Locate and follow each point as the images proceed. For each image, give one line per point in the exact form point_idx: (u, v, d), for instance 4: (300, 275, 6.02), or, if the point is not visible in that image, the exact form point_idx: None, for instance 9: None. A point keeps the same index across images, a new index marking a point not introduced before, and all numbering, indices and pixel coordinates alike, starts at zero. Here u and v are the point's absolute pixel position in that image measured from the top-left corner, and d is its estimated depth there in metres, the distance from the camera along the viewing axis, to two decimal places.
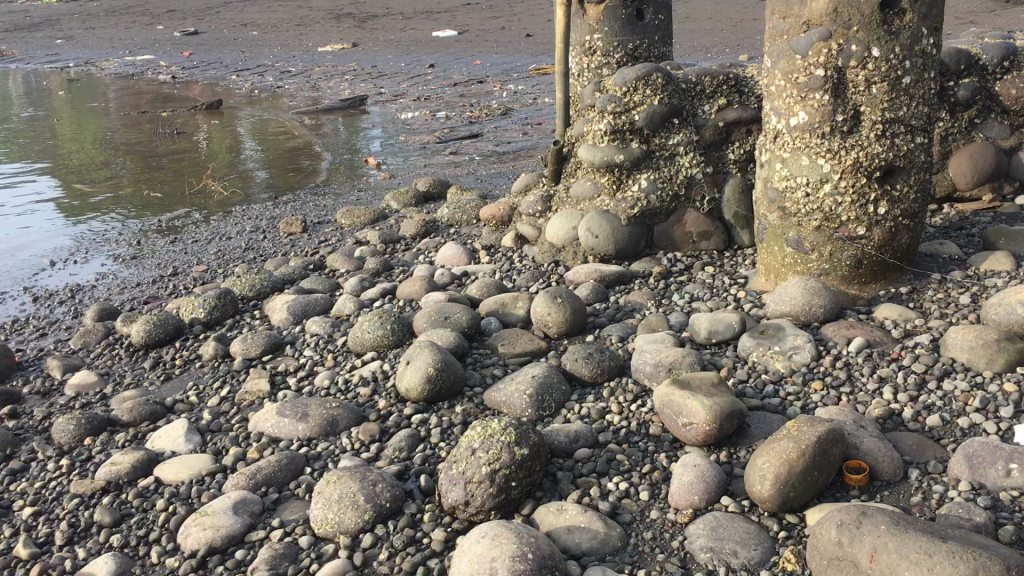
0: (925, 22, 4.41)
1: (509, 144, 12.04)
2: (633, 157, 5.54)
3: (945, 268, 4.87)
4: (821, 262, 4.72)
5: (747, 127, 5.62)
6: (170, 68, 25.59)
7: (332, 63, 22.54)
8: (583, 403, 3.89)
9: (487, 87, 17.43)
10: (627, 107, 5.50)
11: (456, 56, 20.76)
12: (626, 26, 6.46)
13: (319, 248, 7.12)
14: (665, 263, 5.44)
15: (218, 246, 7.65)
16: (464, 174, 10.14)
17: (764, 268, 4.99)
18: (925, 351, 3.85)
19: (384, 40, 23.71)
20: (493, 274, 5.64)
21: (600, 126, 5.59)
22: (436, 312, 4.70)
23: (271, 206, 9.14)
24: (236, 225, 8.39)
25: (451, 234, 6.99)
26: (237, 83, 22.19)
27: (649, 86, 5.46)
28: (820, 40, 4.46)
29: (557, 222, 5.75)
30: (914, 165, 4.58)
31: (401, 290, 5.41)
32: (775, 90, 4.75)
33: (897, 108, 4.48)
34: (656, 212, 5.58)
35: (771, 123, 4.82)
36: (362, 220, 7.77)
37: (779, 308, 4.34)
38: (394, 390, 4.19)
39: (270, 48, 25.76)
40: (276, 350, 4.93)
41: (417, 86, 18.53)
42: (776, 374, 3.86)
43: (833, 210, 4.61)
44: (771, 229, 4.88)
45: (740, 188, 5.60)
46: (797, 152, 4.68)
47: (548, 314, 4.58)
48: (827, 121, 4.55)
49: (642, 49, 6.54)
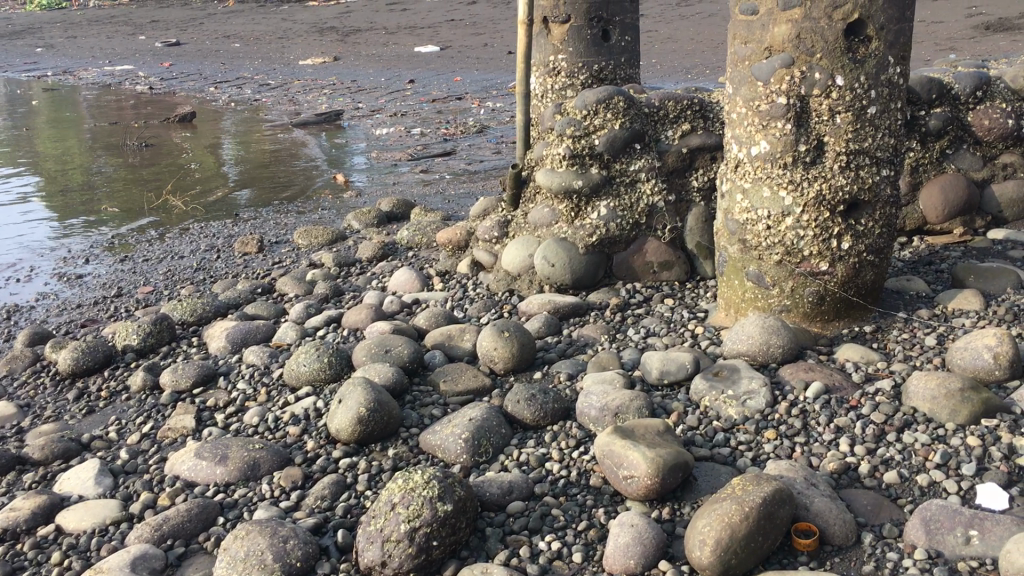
0: (892, 50, 4.23)
1: (481, 163, 11.81)
2: (593, 182, 5.30)
3: (912, 305, 4.67)
4: (782, 298, 4.50)
5: (711, 154, 5.45)
6: (148, 78, 25.30)
7: (312, 76, 22.31)
8: (522, 448, 3.64)
9: (465, 104, 17.23)
10: (587, 132, 5.26)
11: (437, 72, 20.57)
12: (591, 47, 6.25)
13: (272, 269, 6.86)
14: (624, 295, 5.20)
15: (169, 265, 7.37)
16: (432, 193, 9.91)
17: (723, 302, 4.76)
18: (886, 398, 3.63)
19: (365, 54, 23.51)
20: (444, 302, 5.41)
21: (558, 150, 5.35)
22: (377, 345, 4.44)
23: (231, 223, 8.88)
24: (191, 243, 8.12)
25: (410, 257, 6.74)
26: (215, 95, 21.92)
27: (609, 110, 5.23)
28: (782, 67, 4.27)
29: (513, 249, 5.51)
30: (879, 198, 4.38)
31: (346, 318, 5.15)
32: (736, 117, 4.54)
33: (863, 139, 4.28)
34: (615, 241, 5.34)
35: (732, 152, 4.61)
36: (320, 241, 7.52)
37: (736, 347, 4.11)
38: (324, 429, 3.93)
39: (251, 60, 25.52)
40: (209, 381, 4.67)
41: (395, 102, 18.31)
42: (727, 420, 3.62)
43: (795, 244, 4.39)
44: (731, 262, 4.66)
45: (703, 217, 5.40)
46: (758, 183, 4.46)
47: (493, 349, 4.33)
48: (789, 152, 4.34)
49: (607, 70, 6.33)
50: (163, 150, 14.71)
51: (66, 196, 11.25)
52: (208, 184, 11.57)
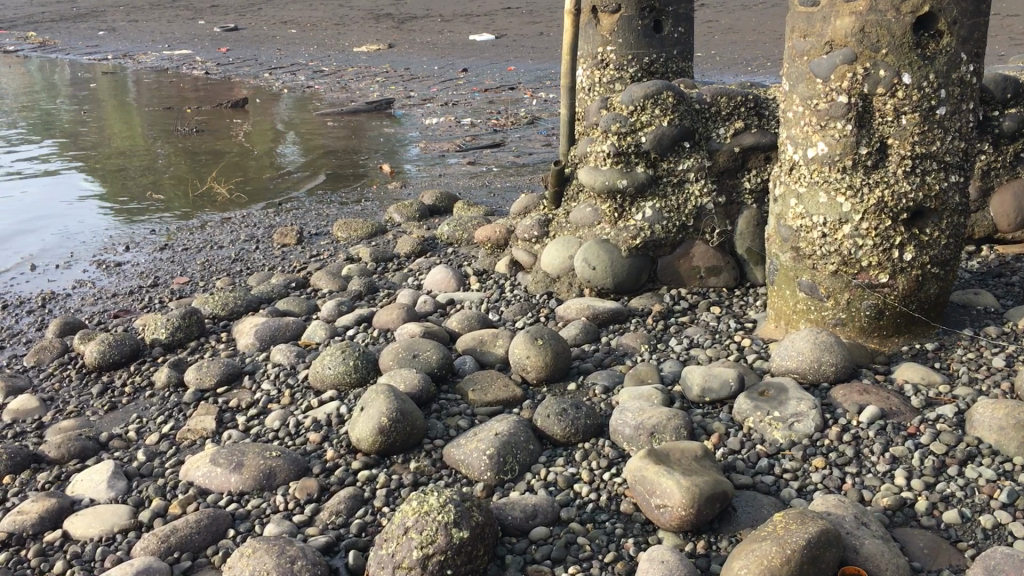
0: (965, 46, 3.91)
1: (530, 155, 11.60)
2: (638, 182, 5.06)
3: (978, 321, 4.35)
4: (836, 311, 4.21)
5: (766, 154, 5.16)
6: (205, 63, 25.48)
7: (366, 64, 22.25)
8: (550, 467, 3.43)
9: (518, 94, 17.00)
10: (634, 128, 5.02)
11: (491, 61, 20.36)
12: (642, 38, 5.98)
13: (308, 263, 6.74)
14: (667, 300, 4.96)
15: (208, 256, 7.29)
16: (478, 186, 9.72)
17: (773, 313, 4.49)
18: (948, 426, 3.34)
19: (420, 42, 23.38)
20: (480, 304, 5.21)
21: (603, 148, 5.12)
22: (405, 348, 4.26)
23: (273, 213, 8.78)
24: (232, 233, 8.04)
25: (449, 254, 6.56)
26: (269, 81, 21.98)
27: (658, 105, 4.98)
28: (843, 63, 3.97)
29: (553, 249, 5.29)
30: (946, 206, 4.08)
31: (378, 318, 4.99)
32: (792, 116, 4.25)
33: (929, 143, 3.98)
34: (660, 244, 5.10)
35: (787, 154, 4.32)
36: (359, 234, 7.38)
37: (785, 364, 3.84)
38: (346, 437, 3.76)
39: (306, 47, 25.56)
40: (233, 380, 4.54)
41: (447, 91, 18.15)
42: (773, 444, 3.36)
43: (852, 254, 4.10)
44: (783, 270, 4.38)
45: (755, 221, 5.13)
46: (814, 187, 4.18)
47: (527, 357, 4.13)
48: (848, 154, 4.05)
49: (658, 63, 6.06)
50: (214, 135, 14.73)
51: (114, 180, 11.28)
52: (256, 171, 11.52)
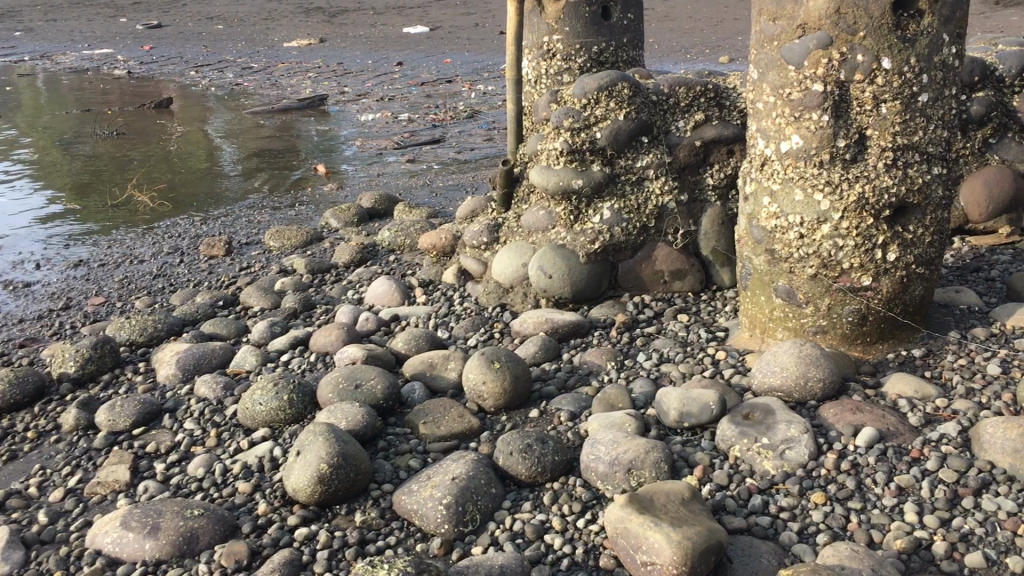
0: (947, 26, 3.59)
1: (471, 151, 11.16)
2: (594, 181, 4.68)
3: (965, 322, 4.05)
4: (816, 317, 3.87)
5: (728, 147, 4.80)
6: (128, 62, 24.50)
7: (297, 59, 21.55)
8: (515, 514, 3.03)
9: (456, 87, 16.53)
10: (587, 123, 4.64)
11: (427, 54, 19.84)
12: (590, 26, 5.59)
13: (238, 278, 6.24)
14: (630, 309, 4.59)
15: (128, 273, 6.75)
16: (419, 186, 9.26)
17: (747, 321, 4.13)
18: (955, 448, 3.02)
19: (353, 36, 22.73)
20: (428, 319, 4.78)
21: (555, 145, 4.72)
22: (346, 378, 3.80)
23: (200, 222, 8.23)
24: (155, 245, 7.49)
25: (391, 263, 6.11)
26: (196, 79, 21.15)
27: (612, 98, 4.60)
28: (818, 48, 3.61)
29: (503, 257, 4.88)
30: (930, 200, 3.75)
31: (315, 340, 4.52)
32: (762, 107, 3.88)
33: (912, 132, 3.65)
34: (621, 247, 4.72)
35: (757, 148, 3.95)
36: (294, 242, 6.88)
37: (768, 381, 3.49)
38: (281, 487, 3.31)
39: (235, 42, 24.72)
40: (152, 420, 4.06)
41: (382, 85, 17.58)
42: (763, 477, 3.01)
43: (832, 256, 3.76)
44: (756, 275, 4.03)
45: (720, 219, 4.81)
46: (788, 184, 3.82)
47: (482, 383, 3.72)
48: (826, 148, 3.70)
49: (608, 52, 5.67)
50: (137, 138, 14.02)
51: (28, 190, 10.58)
52: (181, 176, 10.91)
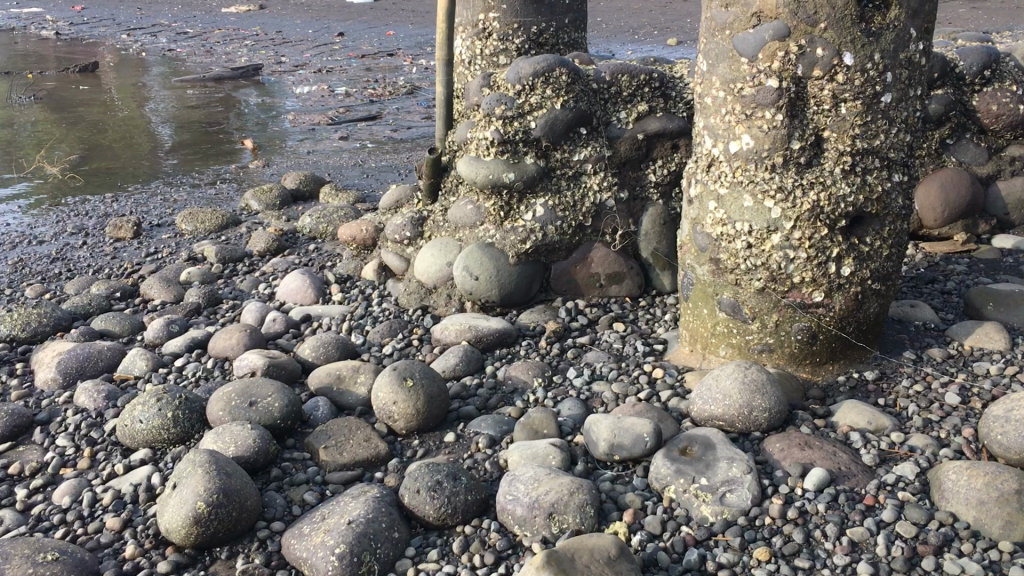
0: (914, 20, 3.26)
1: (409, 130, 10.69)
2: (527, 175, 4.29)
3: (920, 341, 3.76)
4: (763, 335, 3.54)
5: (673, 141, 4.46)
6: (55, 22, 23.34)
7: (234, 26, 20.70)
8: (421, 564, 2.65)
9: (397, 61, 15.97)
10: (520, 110, 4.24)
11: (370, 25, 19.18)
12: (529, 5, 5.18)
13: (143, 264, 5.73)
14: (563, 316, 4.22)
15: (23, 255, 6.19)
16: (350, 166, 8.78)
17: (687, 334, 3.79)
18: (912, 495, 2.71)
19: (294, 3, 21.93)
20: (342, 321, 4.35)
21: (485, 134, 4.32)
22: (239, 395, 3.36)
23: (110, 199, 7.65)
24: (56, 224, 6.91)
25: (311, 254, 5.66)
26: (126, 43, 20.19)
27: (549, 85, 4.22)
28: (774, 39, 3.26)
29: (427, 254, 4.48)
30: (888, 211, 3.44)
31: (213, 344, 4.07)
32: (711, 102, 3.51)
33: (873, 136, 3.33)
34: (554, 248, 4.34)
35: (704, 147, 3.59)
36: (208, 226, 6.38)
37: (708, 409, 3.15)
38: (153, 525, 2.88)
39: (169, 5, 23.69)
40: (20, 435, 3.58)
41: (321, 57, 16.93)
42: (701, 526, 2.67)
43: (782, 268, 3.43)
44: (699, 285, 3.68)
45: (662, 220, 4.44)
46: (736, 188, 3.47)
47: (392, 403, 3.32)
48: (779, 150, 3.36)
49: (548, 33, 5.27)
50: (54, 105, 13.22)
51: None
52: (95, 148, 10.25)
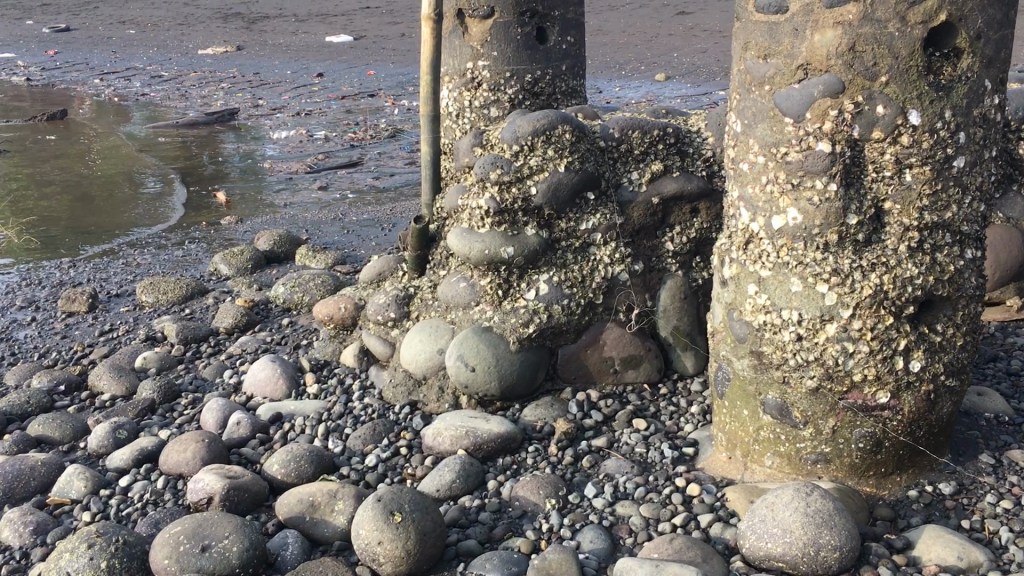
0: (990, 70, 2.74)
1: (392, 177, 10.16)
2: (528, 248, 3.75)
3: (996, 440, 3.22)
4: (817, 443, 2.98)
5: (691, 205, 3.96)
6: (27, 68, 22.77)
7: (211, 69, 20.18)
8: None
9: (378, 102, 15.49)
10: (518, 175, 3.72)
11: (350, 65, 18.72)
12: (522, 51, 4.69)
13: (96, 346, 5.12)
14: (574, 412, 3.65)
15: None
16: (330, 220, 8.23)
17: (723, 438, 3.23)
18: None
19: (273, 44, 21.44)
20: (317, 421, 3.75)
21: (479, 202, 3.78)
22: (189, 536, 2.77)
23: (68, 266, 7.05)
24: (5, 296, 6.29)
25: (284, 330, 5.08)
26: (99, 88, 19.61)
27: (551, 145, 3.72)
28: (825, 95, 2.72)
29: (414, 339, 3.90)
30: (962, 293, 2.90)
31: (166, 457, 3.45)
32: (748, 169, 2.97)
33: (944, 207, 2.79)
34: (561, 330, 3.78)
35: (740, 221, 3.04)
36: (171, 296, 5.79)
37: (764, 547, 2.59)
38: None
39: (145, 48, 23.15)
40: None
41: (299, 99, 16.43)
42: None
43: (840, 365, 2.88)
44: (736, 381, 3.13)
45: (682, 293, 3.94)
46: (782, 270, 2.92)
47: (377, 544, 2.73)
48: (833, 226, 2.82)
49: (544, 82, 4.77)
50: (16, 158, 12.57)
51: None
52: (54, 206, 9.62)
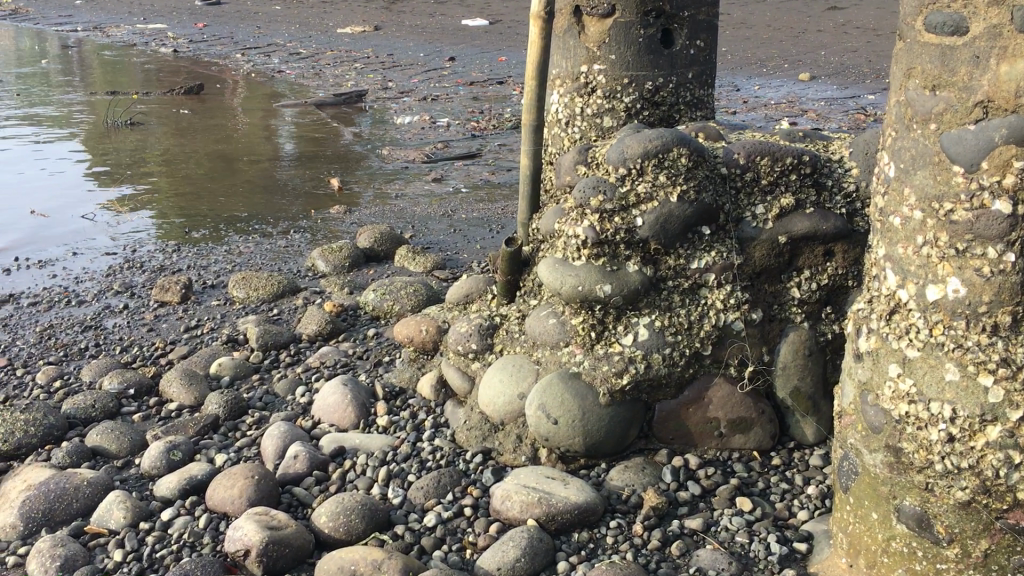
0: None
1: (510, 171, 9.79)
2: (629, 287, 3.27)
3: None
4: (965, 568, 2.40)
5: (825, 246, 3.40)
6: (176, 40, 23.48)
7: (347, 48, 20.28)
8: None
9: (506, 90, 15.14)
10: (623, 202, 3.27)
11: (482, 50, 18.44)
12: (642, 55, 4.22)
13: (177, 344, 4.92)
14: (667, 481, 3.16)
15: (56, 319, 5.46)
16: (439, 216, 7.92)
17: (844, 540, 2.69)
18: None
19: (409, 25, 21.39)
20: (380, 461, 3.38)
21: (576, 230, 3.33)
22: None
23: (172, 250, 6.96)
24: (105, 280, 6.21)
25: (368, 342, 4.75)
26: (239, 63, 19.98)
27: (663, 169, 3.25)
28: (1008, 142, 2.15)
29: (494, 379, 3.48)
30: None
31: (213, 491, 3.15)
32: (901, 224, 2.41)
33: None
34: (659, 383, 3.28)
35: (884, 285, 2.49)
36: (261, 293, 5.55)
37: None
38: None
39: (287, 25, 23.52)
40: None
41: (428, 83, 16.26)
42: None
43: (1003, 477, 2.29)
44: (866, 478, 2.58)
45: (806, 349, 3.38)
46: (935, 352, 2.35)
47: None
48: (1006, 304, 2.24)
49: (665, 90, 4.28)
50: (148, 130, 12.77)
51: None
52: (172, 183, 9.61)
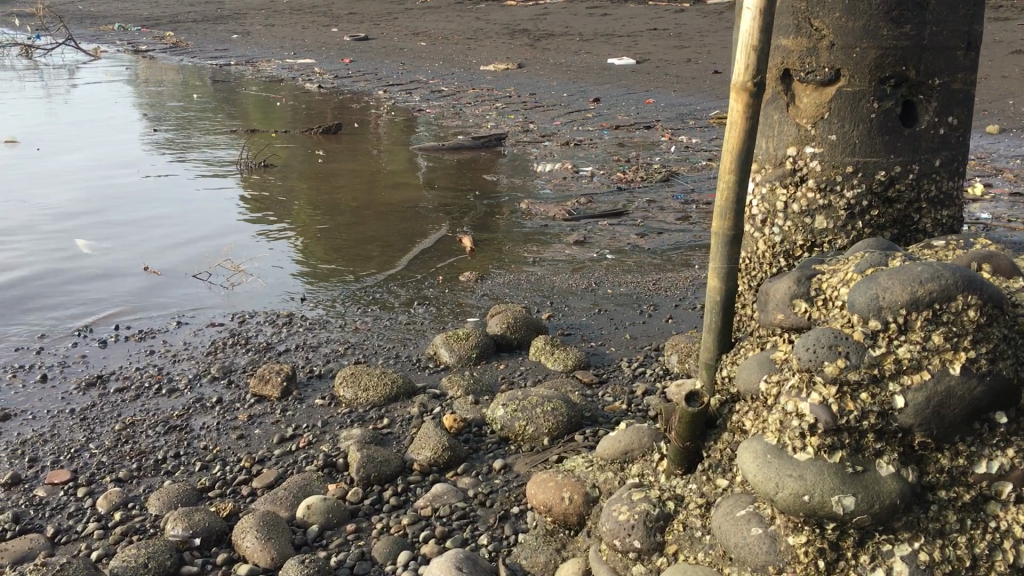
0: None
1: (661, 234, 8.71)
2: (882, 500, 2.17)
3: None
4: None
5: None
6: (321, 76, 23.47)
7: (489, 86, 19.64)
8: None
9: (654, 136, 14.07)
10: (875, 372, 2.24)
11: (628, 91, 17.42)
12: (874, 136, 3.11)
13: (265, 466, 4.09)
14: None
15: (138, 414, 4.74)
16: (581, 290, 6.93)
17: None
18: None
19: (553, 64, 20.58)
20: None
21: (800, 407, 2.29)
22: None
23: (282, 324, 6.23)
24: (204, 361, 5.49)
25: (492, 481, 3.79)
26: (379, 102, 19.64)
27: (939, 326, 2.21)
28: None
29: None
30: None
31: None
32: None
33: None
34: None
35: None
36: (372, 395, 4.68)
37: None
38: None
39: (431, 61, 23.14)
40: None
41: (571, 127, 15.32)
42: None
43: None
44: None
45: None
46: None
47: None
48: None
49: (906, 180, 3.13)
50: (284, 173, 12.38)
51: (117, 240, 8.99)
52: (298, 235, 9.03)
